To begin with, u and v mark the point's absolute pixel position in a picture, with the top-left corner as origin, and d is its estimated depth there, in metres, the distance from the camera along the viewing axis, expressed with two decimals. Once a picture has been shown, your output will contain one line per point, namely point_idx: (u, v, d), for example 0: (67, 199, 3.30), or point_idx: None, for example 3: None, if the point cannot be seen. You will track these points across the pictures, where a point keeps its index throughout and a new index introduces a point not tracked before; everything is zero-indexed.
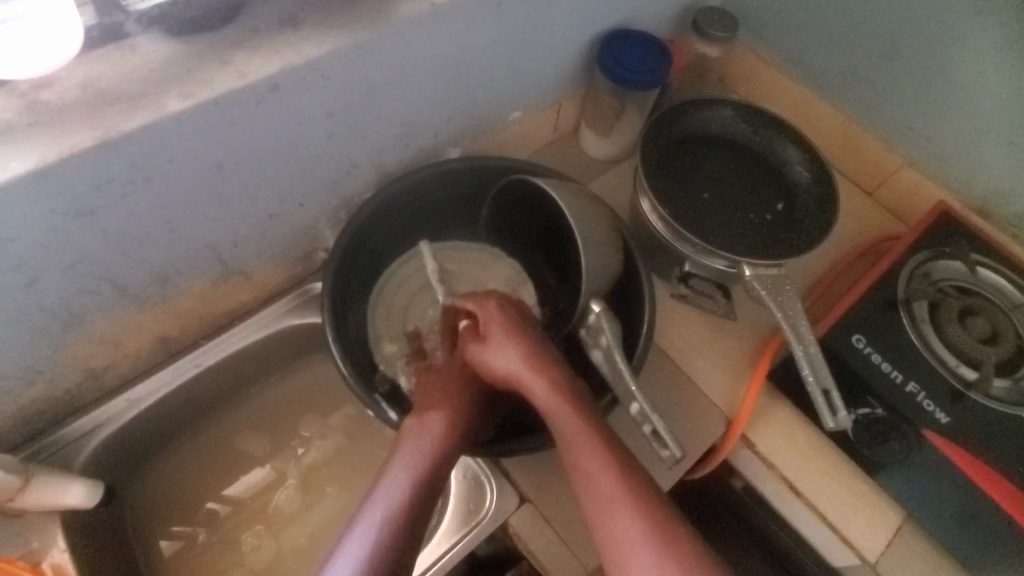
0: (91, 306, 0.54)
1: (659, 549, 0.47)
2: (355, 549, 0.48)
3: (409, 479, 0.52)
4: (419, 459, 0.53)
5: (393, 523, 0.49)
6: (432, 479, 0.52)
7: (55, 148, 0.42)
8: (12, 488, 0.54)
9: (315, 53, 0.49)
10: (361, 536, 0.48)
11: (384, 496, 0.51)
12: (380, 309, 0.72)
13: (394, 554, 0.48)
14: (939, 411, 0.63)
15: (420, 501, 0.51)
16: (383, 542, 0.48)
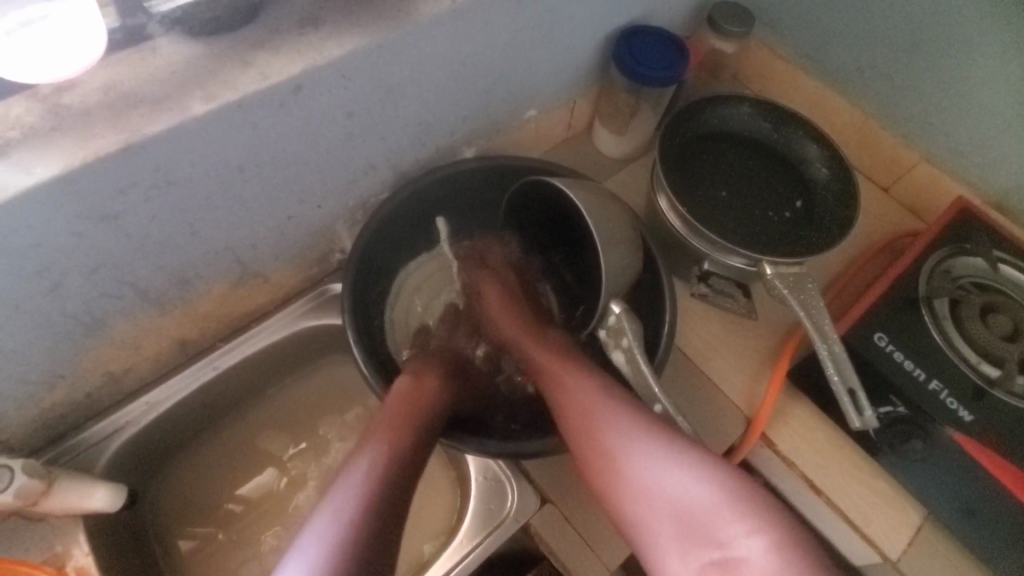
0: (113, 309, 0.54)
1: (626, 431, 0.54)
2: (343, 501, 0.49)
3: (397, 427, 0.56)
4: (409, 406, 0.58)
5: (382, 471, 0.52)
6: (421, 425, 0.57)
7: (80, 152, 0.42)
8: (36, 492, 0.54)
9: (337, 52, 0.49)
10: (349, 486, 0.51)
11: (372, 450, 0.54)
12: (402, 306, 0.74)
13: (386, 500, 0.51)
14: (962, 409, 0.62)
15: (409, 446, 0.55)
16: (372, 489, 0.51)
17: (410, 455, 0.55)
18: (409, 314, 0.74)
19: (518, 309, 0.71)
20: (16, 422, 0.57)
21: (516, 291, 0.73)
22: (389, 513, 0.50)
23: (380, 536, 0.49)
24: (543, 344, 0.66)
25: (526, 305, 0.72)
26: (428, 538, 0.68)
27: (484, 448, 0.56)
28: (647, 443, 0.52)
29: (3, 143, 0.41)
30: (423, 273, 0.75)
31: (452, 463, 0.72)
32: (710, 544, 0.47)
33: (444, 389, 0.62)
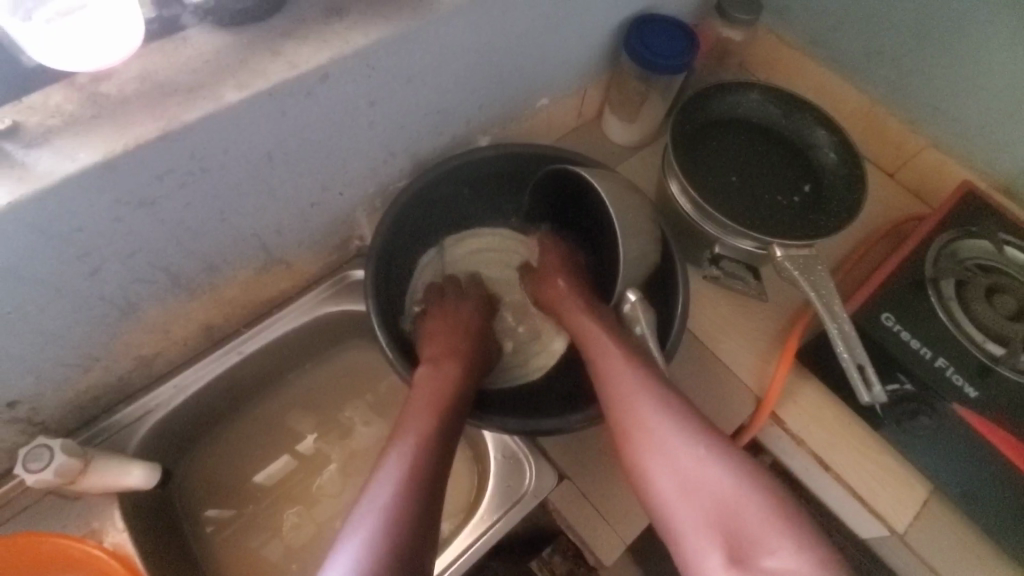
0: (146, 295, 0.56)
1: (676, 433, 0.54)
2: (382, 497, 0.50)
3: (427, 416, 0.57)
4: (434, 397, 0.59)
5: (416, 464, 0.53)
6: (449, 412, 0.58)
7: (121, 139, 0.43)
8: (74, 471, 0.56)
9: (363, 42, 0.50)
10: (388, 478, 0.52)
11: (403, 445, 0.55)
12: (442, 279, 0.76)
13: (424, 491, 0.52)
14: (966, 385, 0.64)
15: (439, 438, 0.56)
16: (408, 482, 0.52)
17: (441, 445, 0.56)
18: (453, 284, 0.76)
19: (566, 276, 0.73)
20: (52, 404, 0.59)
21: (567, 263, 0.74)
22: (428, 505, 0.51)
23: (423, 525, 0.50)
24: (586, 321, 0.67)
25: (571, 279, 0.73)
26: (447, 516, 0.71)
27: (504, 425, 0.58)
28: (697, 446, 0.53)
29: (45, 131, 0.43)
30: (469, 245, 0.79)
31: (471, 444, 0.74)
32: (758, 554, 0.46)
33: (465, 371, 0.64)
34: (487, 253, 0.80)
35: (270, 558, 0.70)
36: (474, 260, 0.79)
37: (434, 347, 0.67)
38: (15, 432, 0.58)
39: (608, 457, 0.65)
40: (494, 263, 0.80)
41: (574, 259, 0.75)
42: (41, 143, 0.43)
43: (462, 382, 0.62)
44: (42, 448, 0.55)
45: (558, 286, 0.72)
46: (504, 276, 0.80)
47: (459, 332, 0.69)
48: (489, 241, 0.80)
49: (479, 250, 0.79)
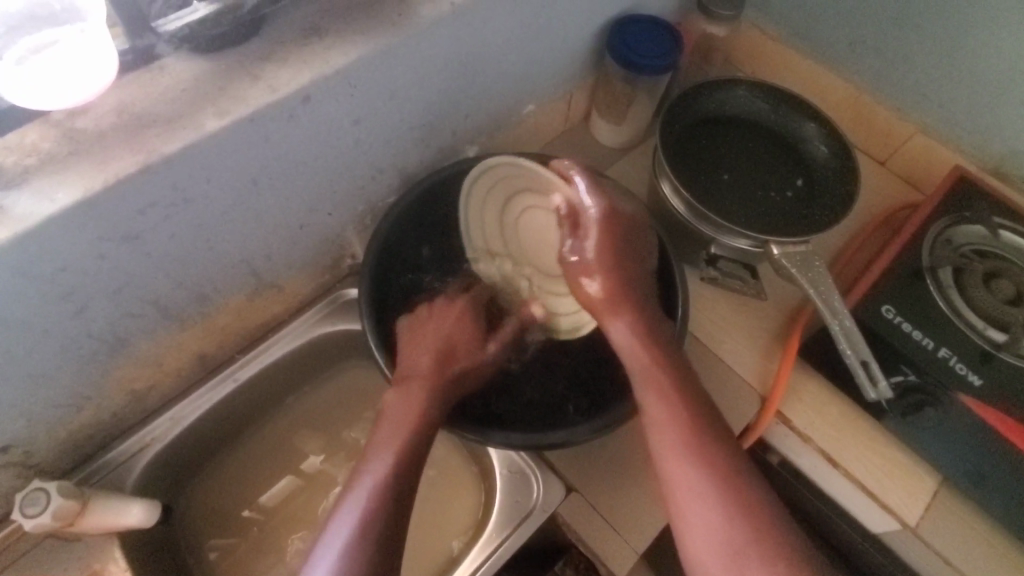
0: (136, 329, 0.55)
1: (747, 538, 0.48)
2: (355, 508, 0.51)
3: (395, 433, 0.55)
4: (404, 414, 0.57)
5: (383, 479, 0.52)
6: (417, 431, 0.56)
7: (101, 175, 0.42)
8: (73, 512, 0.54)
9: (344, 61, 0.49)
10: (361, 490, 0.52)
11: (375, 461, 0.54)
12: (472, 227, 0.70)
13: (390, 514, 0.51)
14: (971, 374, 0.64)
15: (407, 457, 0.54)
16: (371, 509, 0.51)
17: (406, 469, 0.54)
18: (480, 237, 0.71)
19: (605, 265, 0.62)
20: (46, 445, 0.57)
21: (615, 288, 0.61)
22: (394, 523, 0.51)
23: (389, 542, 0.50)
24: (640, 357, 0.58)
25: (624, 310, 0.60)
26: (456, 534, 0.70)
27: (508, 440, 0.57)
28: (768, 557, 0.48)
29: (23, 171, 0.42)
30: (490, 183, 0.70)
31: (476, 458, 0.73)
32: None
33: (439, 383, 0.60)
34: (517, 182, 0.70)
35: None
36: (503, 195, 0.71)
37: (412, 353, 0.62)
38: (8, 477, 0.57)
39: (615, 467, 0.64)
40: (527, 191, 0.71)
41: (625, 267, 0.62)
42: (18, 183, 0.41)
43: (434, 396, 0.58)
44: (38, 492, 0.54)
45: (614, 317, 0.60)
46: (543, 208, 0.71)
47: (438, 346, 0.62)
48: (510, 172, 0.70)
49: (505, 180, 0.70)
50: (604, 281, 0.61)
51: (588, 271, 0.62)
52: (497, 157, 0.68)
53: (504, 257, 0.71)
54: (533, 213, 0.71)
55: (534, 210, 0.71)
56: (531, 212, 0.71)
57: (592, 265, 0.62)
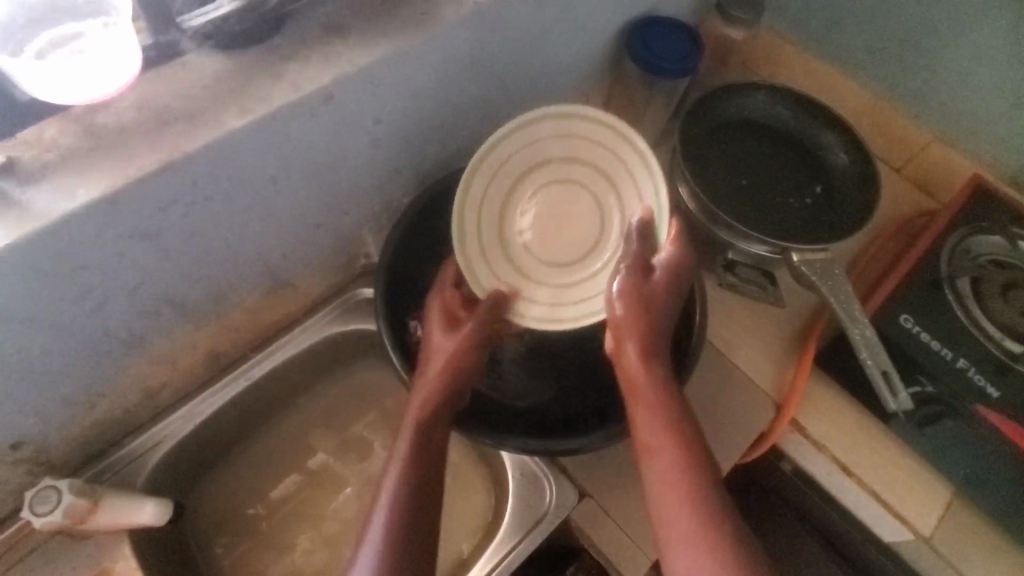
0: (151, 327, 0.54)
1: None
2: (385, 513, 0.50)
3: (408, 439, 0.55)
4: (420, 419, 0.56)
5: (407, 485, 0.52)
6: (433, 437, 0.55)
7: (123, 172, 0.41)
8: (84, 510, 0.54)
9: (368, 60, 0.49)
10: (385, 496, 0.51)
11: (394, 466, 0.53)
12: (480, 176, 0.62)
13: (413, 521, 0.50)
14: (988, 386, 0.63)
15: (425, 464, 0.54)
16: (398, 516, 0.50)
17: (424, 474, 0.53)
18: (482, 190, 0.63)
19: (660, 295, 0.56)
20: (57, 443, 0.57)
21: (649, 321, 0.55)
22: (421, 530, 0.51)
23: (418, 550, 0.50)
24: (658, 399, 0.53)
25: (650, 347, 0.55)
26: (465, 537, 0.69)
27: (525, 445, 0.57)
28: None
29: (43, 166, 0.41)
30: (563, 126, 0.62)
31: (488, 461, 0.73)
32: None
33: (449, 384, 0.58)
34: (588, 149, 0.64)
35: None
36: (551, 149, 0.64)
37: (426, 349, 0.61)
38: (18, 473, 0.56)
39: (629, 473, 0.64)
40: (586, 162, 0.64)
41: (672, 302, 0.57)
42: (38, 179, 0.41)
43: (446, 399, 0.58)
44: (50, 490, 0.53)
45: (637, 352, 0.55)
46: (585, 185, 0.65)
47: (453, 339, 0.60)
48: (550, 143, 0.63)
49: (569, 143, 0.63)
50: (639, 311, 0.55)
51: (621, 301, 0.56)
52: (612, 116, 0.61)
53: (486, 231, 0.64)
54: (561, 181, 0.65)
55: (564, 180, 0.65)
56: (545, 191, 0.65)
57: (636, 291, 0.56)
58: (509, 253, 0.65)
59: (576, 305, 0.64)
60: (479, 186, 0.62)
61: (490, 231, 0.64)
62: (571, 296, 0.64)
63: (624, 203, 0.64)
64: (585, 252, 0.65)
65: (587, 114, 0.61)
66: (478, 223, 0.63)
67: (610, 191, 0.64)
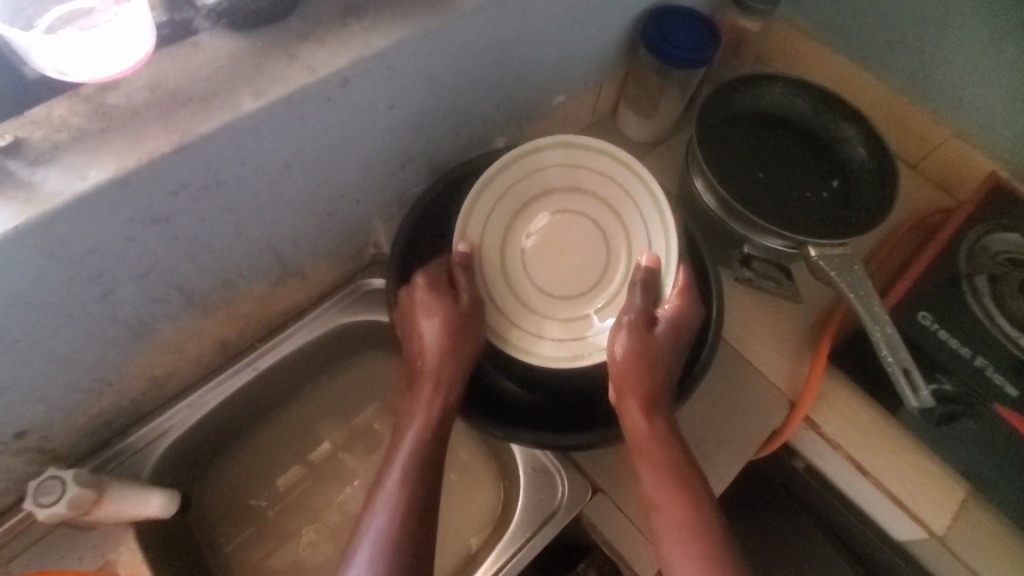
0: (160, 315, 0.53)
1: None
2: (389, 504, 0.50)
3: (414, 433, 0.54)
4: (425, 413, 0.55)
5: (412, 476, 0.51)
6: (439, 431, 0.55)
7: (135, 154, 0.40)
8: (89, 501, 0.53)
9: (384, 44, 0.47)
10: (390, 486, 0.51)
11: (399, 458, 0.53)
12: (489, 194, 0.61)
13: (418, 511, 0.50)
14: (1008, 385, 0.61)
15: (430, 457, 0.53)
16: (405, 507, 0.50)
17: (426, 471, 0.53)
18: (488, 211, 0.62)
19: (664, 343, 0.57)
20: (62, 432, 0.56)
21: (648, 370, 0.55)
22: (427, 520, 0.50)
23: (420, 541, 0.49)
24: (660, 451, 0.53)
25: (648, 399, 0.55)
26: (475, 531, 0.69)
27: (538, 440, 0.56)
28: None
29: (52, 147, 0.40)
30: (572, 156, 0.63)
31: (496, 455, 0.72)
32: None
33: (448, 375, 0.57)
34: (597, 183, 0.64)
35: None
36: (559, 181, 0.64)
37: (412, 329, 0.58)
38: (24, 462, 0.55)
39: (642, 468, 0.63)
40: (595, 195, 0.64)
41: (674, 348, 0.57)
42: (47, 160, 0.40)
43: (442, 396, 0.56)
44: (54, 480, 0.52)
45: (637, 404, 0.55)
46: (592, 218, 0.65)
47: (444, 326, 0.57)
48: (557, 169, 0.63)
49: (577, 169, 0.63)
50: (637, 360, 0.55)
51: (622, 353, 0.56)
52: (624, 152, 0.61)
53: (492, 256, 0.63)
54: (567, 213, 0.65)
55: (571, 212, 0.64)
56: (552, 221, 0.64)
57: (636, 341, 0.56)
58: (511, 279, 0.63)
59: (581, 339, 0.63)
60: (485, 206, 0.61)
61: (491, 253, 0.63)
62: (577, 328, 0.63)
63: (632, 240, 0.64)
64: (590, 285, 0.64)
65: (602, 148, 0.62)
66: (480, 242, 0.62)
67: (616, 225, 0.64)
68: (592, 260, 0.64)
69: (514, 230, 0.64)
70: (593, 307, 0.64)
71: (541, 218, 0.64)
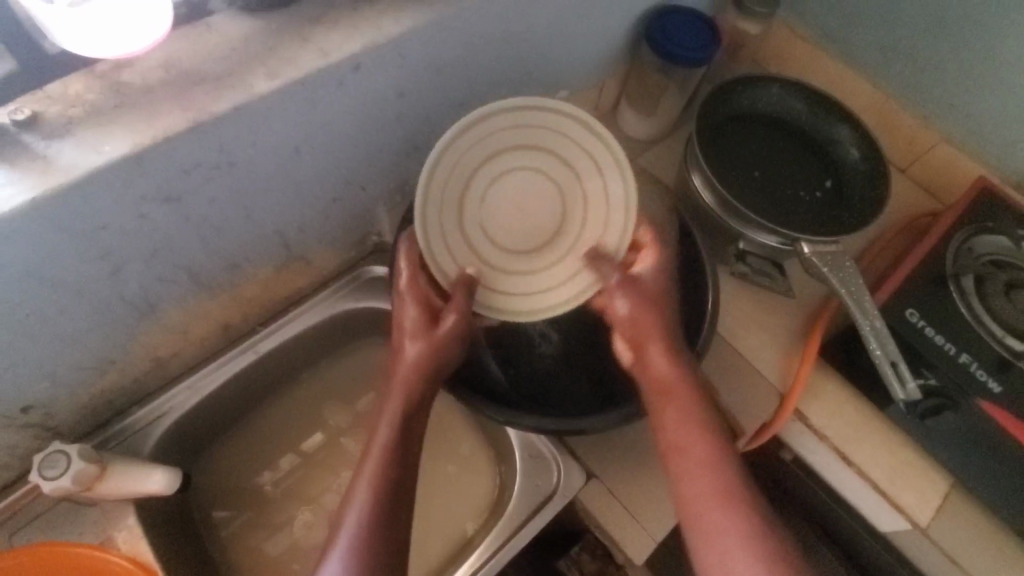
0: (167, 294, 0.54)
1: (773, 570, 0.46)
2: (367, 497, 0.50)
3: (381, 440, 0.53)
4: (396, 422, 0.55)
5: (387, 471, 0.51)
6: (408, 439, 0.54)
7: (150, 130, 0.41)
8: (92, 476, 0.54)
9: (396, 30, 0.48)
10: (368, 478, 0.51)
11: (375, 453, 0.53)
12: (462, 141, 0.58)
13: (394, 503, 0.50)
14: (990, 380, 0.64)
15: (403, 455, 0.53)
16: (380, 499, 0.50)
17: (400, 465, 0.52)
18: (456, 156, 0.58)
19: (659, 296, 0.61)
20: (66, 408, 0.56)
21: (650, 314, 0.60)
22: (398, 514, 0.50)
23: (395, 535, 0.49)
24: (677, 383, 0.56)
25: (657, 338, 0.59)
26: (470, 517, 0.70)
27: (540, 425, 0.57)
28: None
29: (67, 122, 0.41)
30: (556, 121, 0.60)
31: (493, 442, 0.73)
32: None
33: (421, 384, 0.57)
34: (557, 143, 0.61)
35: (285, 562, 0.67)
36: (521, 139, 0.60)
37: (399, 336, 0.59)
38: (28, 437, 0.56)
39: (635, 456, 0.64)
40: (563, 160, 0.62)
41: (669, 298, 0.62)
42: (63, 134, 0.40)
43: (414, 403, 0.56)
44: (58, 453, 0.53)
45: (649, 343, 0.59)
46: (552, 179, 0.62)
47: (418, 328, 0.58)
48: (531, 124, 0.60)
49: (555, 132, 0.61)
50: (643, 306, 0.60)
51: (626, 304, 0.60)
52: (609, 134, 0.60)
53: (447, 205, 0.59)
54: (531, 169, 0.62)
55: (535, 171, 0.62)
56: (512, 174, 0.61)
57: (634, 290, 0.60)
58: (475, 243, 0.61)
59: (518, 298, 0.62)
60: (459, 145, 0.58)
61: (451, 221, 0.60)
62: (517, 286, 0.63)
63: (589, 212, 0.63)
64: (535, 245, 0.63)
65: (563, 108, 0.59)
66: (441, 210, 0.59)
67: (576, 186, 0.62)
68: (543, 222, 0.63)
69: (475, 180, 0.60)
70: (536, 267, 0.63)
71: (504, 171, 0.61)
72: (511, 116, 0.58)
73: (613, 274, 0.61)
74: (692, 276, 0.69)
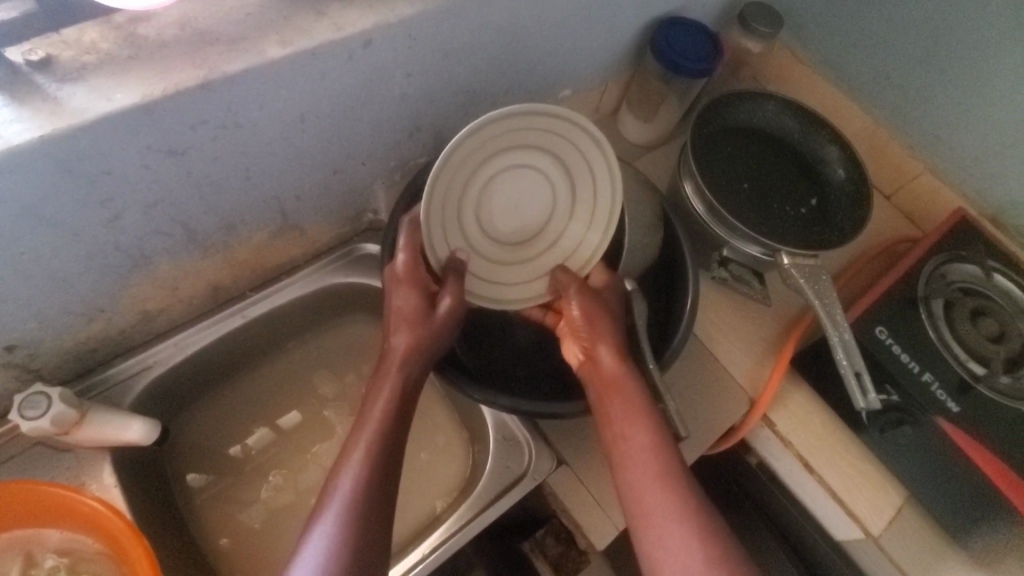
0: (161, 248, 0.55)
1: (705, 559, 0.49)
2: (359, 462, 0.51)
3: (372, 421, 0.54)
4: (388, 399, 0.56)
5: (378, 440, 0.53)
6: (400, 423, 0.55)
7: (161, 83, 0.42)
8: (70, 421, 0.54)
9: (409, 11, 0.50)
10: (360, 444, 0.53)
11: (363, 423, 0.54)
12: (486, 133, 0.58)
13: (380, 469, 0.52)
14: (950, 401, 0.67)
15: (391, 428, 0.54)
16: (368, 466, 0.51)
17: (388, 434, 0.54)
18: (476, 145, 0.59)
19: (613, 306, 0.63)
20: (51, 351, 0.57)
21: (603, 320, 0.61)
22: (385, 482, 0.52)
23: (378, 499, 0.50)
24: (626, 385, 0.58)
25: (609, 341, 0.60)
26: (440, 495, 0.71)
27: (515, 406, 0.59)
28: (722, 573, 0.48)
29: (80, 67, 0.42)
30: (577, 133, 0.62)
31: (468, 425, 0.75)
32: None
33: (411, 376, 0.58)
34: (564, 150, 0.63)
35: (252, 524, 0.68)
36: (533, 140, 0.62)
37: (389, 329, 0.60)
38: (11, 377, 0.56)
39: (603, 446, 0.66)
40: (568, 167, 0.65)
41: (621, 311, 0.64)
42: (75, 79, 0.42)
43: (409, 388, 0.57)
44: (39, 396, 0.54)
45: (601, 347, 0.60)
46: (552, 181, 0.65)
47: (410, 324, 0.58)
48: (551, 129, 0.61)
49: (570, 142, 0.63)
50: (597, 313, 0.61)
51: (579, 308, 0.62)
52: (617, 167, 0.63)
53: (454, 191, 0.60)
54: (537, 169, 0.64)
55: (540, 170, 0.64)
56: (519, 169, 0.63)
57: (590, 299, 0.62)
58: (467, 228, 0.63)
59: (494, 285, 0.66)
60: (483, 138, 0.58)
61: (453, 206, 0.61)
62: (497, 272, 0.66)
63: (572, 223, 0.67)
64: (518, 239, 0.67)
65: (586, 125, 0.61)
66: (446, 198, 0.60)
67: (570, 193, 0.66)
68: (530, 218, 0.66)
69: (485, 169, 0.61)
70: (516, 260, 0.67)
71: (513, 164, 0.63)
72: (537, 117, 0.59)
73: (572, 282, 0.64)
74: (674, 277, 0.71)
